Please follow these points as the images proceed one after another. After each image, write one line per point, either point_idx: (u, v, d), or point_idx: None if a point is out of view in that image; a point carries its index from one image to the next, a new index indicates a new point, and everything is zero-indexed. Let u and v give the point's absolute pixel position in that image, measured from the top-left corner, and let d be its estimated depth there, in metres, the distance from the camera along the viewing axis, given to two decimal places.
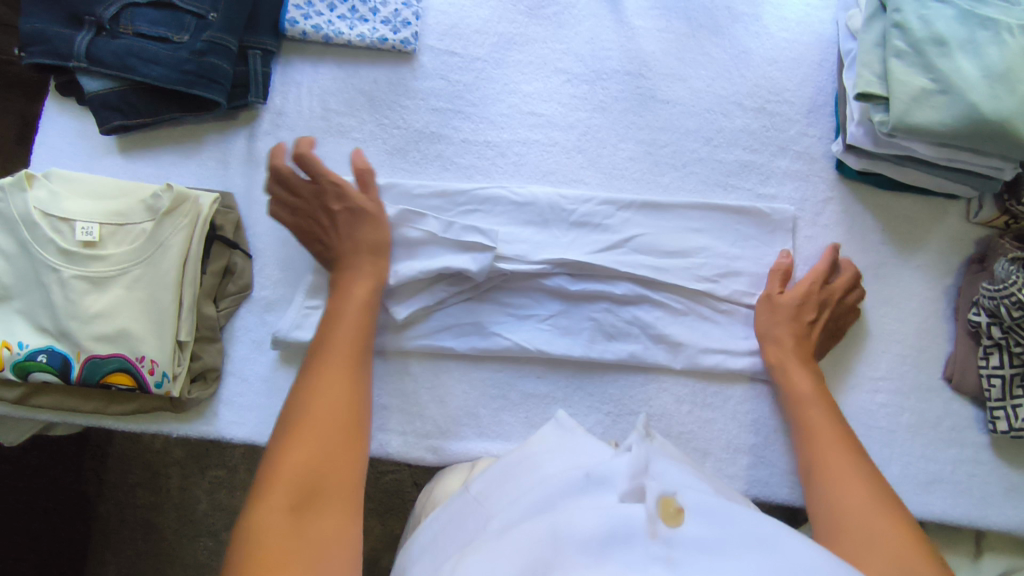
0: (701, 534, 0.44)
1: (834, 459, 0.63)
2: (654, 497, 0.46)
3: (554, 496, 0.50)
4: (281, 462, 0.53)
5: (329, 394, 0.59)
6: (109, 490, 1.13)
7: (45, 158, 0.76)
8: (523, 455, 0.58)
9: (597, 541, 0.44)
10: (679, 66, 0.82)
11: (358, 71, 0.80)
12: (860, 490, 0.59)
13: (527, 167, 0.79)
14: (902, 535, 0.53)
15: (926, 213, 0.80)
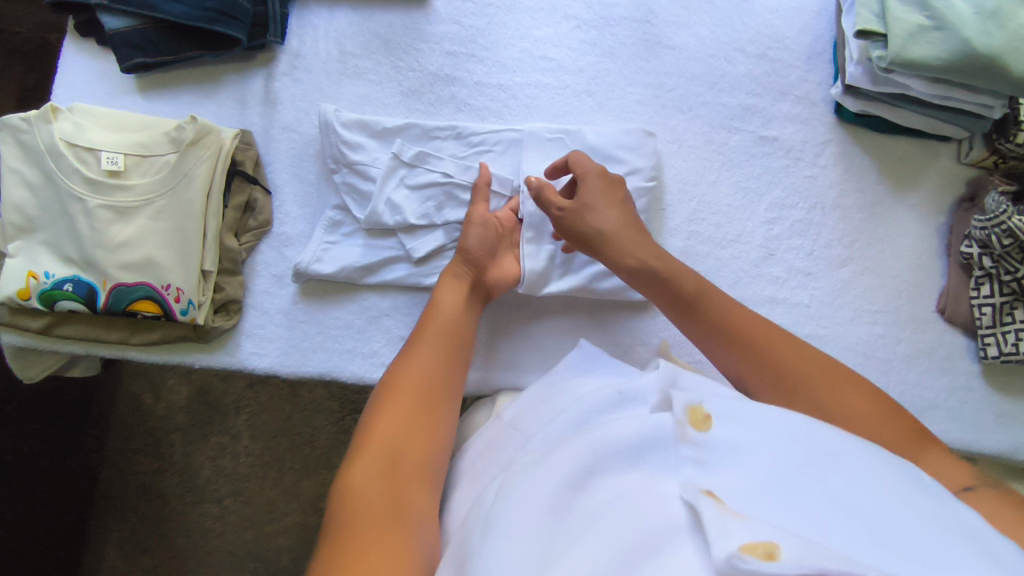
0: (729, 438, 0.43)
1: (790, 366, 0.56)
2: (681, 406, 0.45)
3: (589, 412, 0.52)
4: (381, 422, 0.53)
5: (425, 365, 0.58)
6: (111, 456, 1.12)
7: (65, 97, 0.76)
8: (551, 385, 0.60)
9: (630, 449, 0.45)
10: (684, 14, 0.85)
11: (373, 15, 0.81)
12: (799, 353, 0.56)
13: (539, 109, 0.81)
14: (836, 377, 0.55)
15: (919, 154, 0.84)
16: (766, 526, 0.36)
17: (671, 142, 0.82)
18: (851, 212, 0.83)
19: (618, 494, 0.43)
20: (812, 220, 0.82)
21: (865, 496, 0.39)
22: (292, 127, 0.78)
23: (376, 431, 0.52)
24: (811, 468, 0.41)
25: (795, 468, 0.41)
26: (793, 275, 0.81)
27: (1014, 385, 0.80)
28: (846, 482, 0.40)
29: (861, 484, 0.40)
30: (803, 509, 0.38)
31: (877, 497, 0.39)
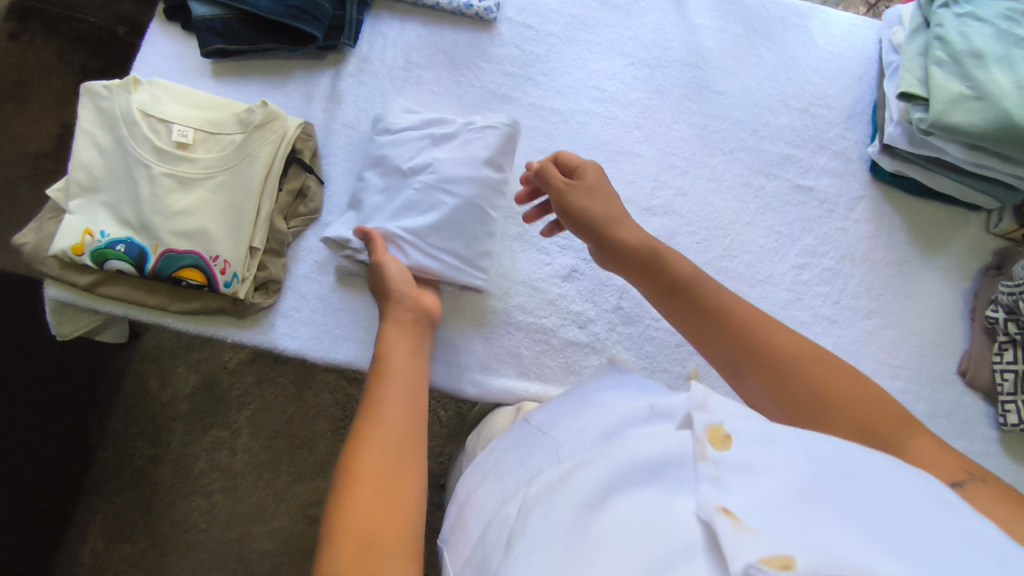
0: (748, 458, 0.43)
1: (812, 377, 0.56)
2: (702, 424, 0.45)
3: (617, 425, 0.52)
4: (349, 535, 0.46)
5: (384, 449, 0.52)
6: (110, 437, 1.12)
7: (143, 73, 0.80)
8: (582, 396, 0.61)
9: (649, 465, 0.45)
10: (733, 63, 0.90)
11: (441, 31, 0.86)
12: (809, 366, 0.56)
13: (586, 135, 0.85)
14: (873, 408, 0.54)
15: (949, 220, 0.87)
16: (780, 540, 0.37)
17: (711, 180, 0.85)
18: (879, 266, 0.85)
19: (636, 515, 0.42)
20: (840, 270, 0.84)
21: (885, 509, 0.40)
22: (352, 125, 0.82)
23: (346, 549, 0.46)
24: (834, 485, 0.42)
25: (819, 484, 0.42)
26: (819, 321, 0.82)
27: None
28: (865, 497, 0.41)
29: (887, 505, 0.40)
30: (824, 530, 0.38)
31: (909, 517, 0.39)
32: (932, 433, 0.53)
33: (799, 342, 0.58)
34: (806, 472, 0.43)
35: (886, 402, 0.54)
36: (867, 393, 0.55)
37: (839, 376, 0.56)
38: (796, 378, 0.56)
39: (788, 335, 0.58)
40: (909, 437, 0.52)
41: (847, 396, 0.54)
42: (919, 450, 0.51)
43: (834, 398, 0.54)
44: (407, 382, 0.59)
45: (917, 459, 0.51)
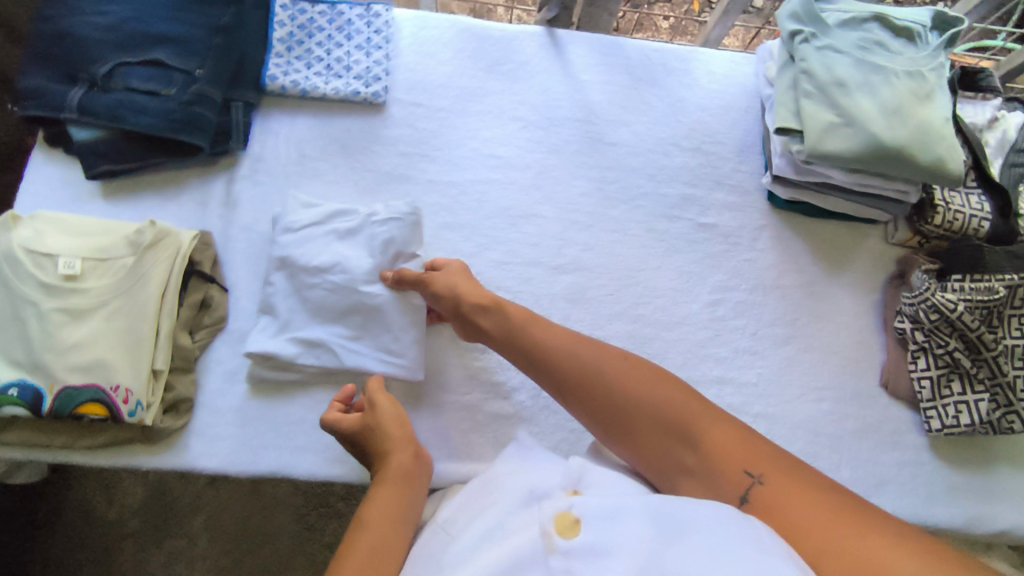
0: (594, 541, 0.43)
1: (625, 399, 0.59)
2: (550, 514, 0.46)
3: (502, 516, 0.51)
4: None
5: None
6: (51, 571, 1.04)
7: (28, 203, 0.79)
8: (484, 480, 0.59)
9: (502, 572, 0.43)
10: (623, 114, 0.92)
11: (332, 121, 0.87)
12: (627, 391, 0.60)
13: (488, 203, 0.86)
14: (676, 408, 0.57)
15: (849, 236, 0.89)
16: None
17: (616, 231, 0.86)
18: (790, 291, 0.87)
19: None
20: (753, 301, 0.86)
21: None
22: (251, 227, 0.81)
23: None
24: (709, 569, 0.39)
25: (689, 572, 0.39)
26: (739, 354, 0.83)
27: (962, 458, 0.81)
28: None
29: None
30: None
31: None
32: (736, 420, 0.56)
33: (662, 391, 0.59)
34: (663, 555, 0.41)
35: (687, 398, 0.58)
36: (711, 430, 0.55)
37: (690, 424, 0.56)
38: (610, 403, 0.60)
39: (614, 360, 0.62)
40: (708, 425, 0.55)
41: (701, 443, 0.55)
42: (715, 440, 0.54)
43: (648, 413, 0.58)
44: (375, 538, 0.55)
45: (712, 450, 0.54)
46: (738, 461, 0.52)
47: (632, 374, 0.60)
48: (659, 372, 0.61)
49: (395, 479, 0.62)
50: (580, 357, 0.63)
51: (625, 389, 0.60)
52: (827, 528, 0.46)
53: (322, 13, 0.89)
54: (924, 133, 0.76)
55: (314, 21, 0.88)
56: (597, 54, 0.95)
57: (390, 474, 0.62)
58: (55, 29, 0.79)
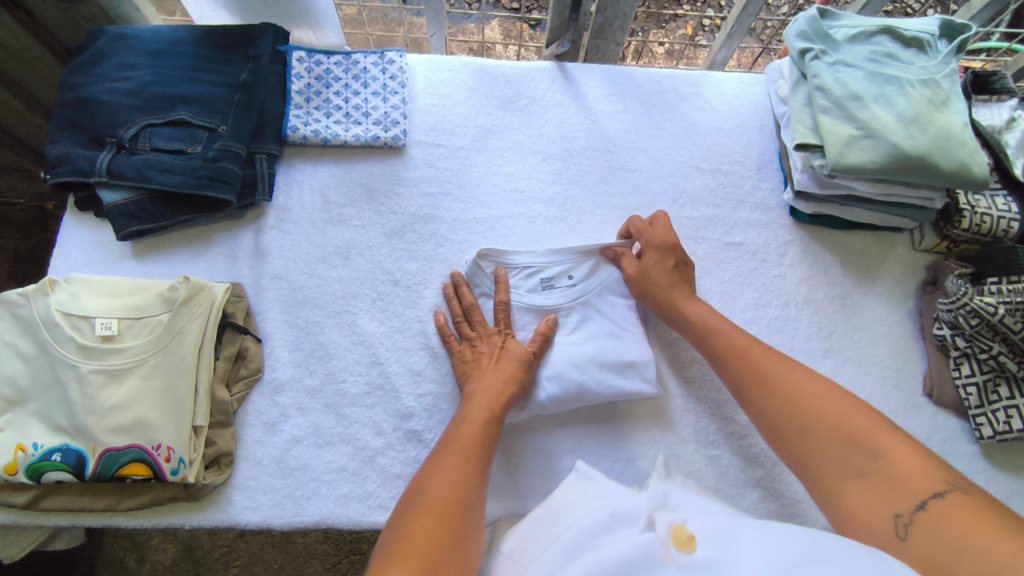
0: (713, 557, 0.42)
1: (773, 374, 0.67)
2: (666, 529, 0.46)
3: (581, 539, 0.50)
4: (410, 532, 0.54)
5: (458, 470, 0.61)
6: None
7: (61, 267, 0.79)
8: (551, 511, 0.58)
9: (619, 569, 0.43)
10: (641, 140, 0.93)
11: (354, 167, 0.88)
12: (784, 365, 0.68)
13: (514, 237, 0.86)
14: (818, 393, 0.63)
15: (876, 246, 0.89)
16: None
17: None
18: (822, 304, 0.86)
19: None
20: (787, 315, 0.85)
21: None
22: (280, 276, 0.82)
23: (413, 537, 0.53)
24: (798, 563, 0.40)
25: (781, 565, 0.40)
26: None
27: (1019, 463, 0.79)
28: None
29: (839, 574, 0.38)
30: None
31: None
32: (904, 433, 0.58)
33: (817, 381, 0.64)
34: (774, 559, 0.41)
35: (832, 389, 0.63)
36: (850, 414, 0.60)
37: (836, 404, 0.61)
38: (758, 376, 0.68)
39: (762, 348, 0.71)
40: (851, 413, 0.60)
41: (836, 421, 0.60)
42: (858, 424, 0.59)
43: (789, 390, 0.65)
44: (474, 437, 0.65)
45: (856, 429, 0.59)
46: (869, 433, 0.58)
47: (790, 366, 0.67)
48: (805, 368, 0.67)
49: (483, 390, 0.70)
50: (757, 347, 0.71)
51: (766, 362, 0.69)
52: (975, 525, 0.47)
53: (338, 64, 0.90)
54: (945, 140, 0.76)
55: (331, 72, 0.90)
56: (610, 83, 0.96)
57: (487, 381, 0.71)
58: (83, 98, 0.80)
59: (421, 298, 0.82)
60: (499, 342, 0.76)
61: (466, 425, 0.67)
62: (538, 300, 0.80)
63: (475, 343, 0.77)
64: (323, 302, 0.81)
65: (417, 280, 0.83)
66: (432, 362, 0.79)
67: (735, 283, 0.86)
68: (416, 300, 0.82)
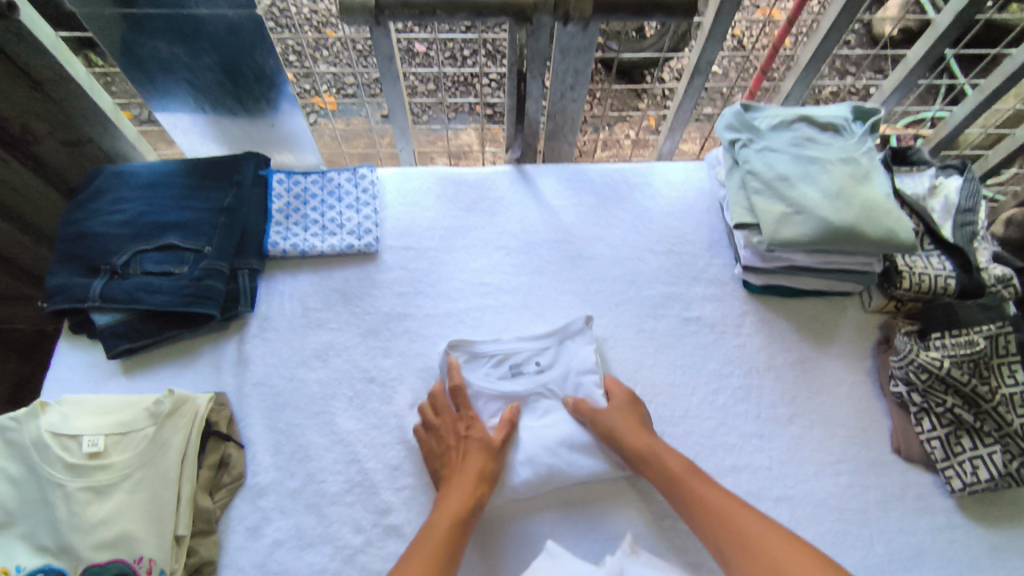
0: None
1: (716, 505, 0.70)
2: None
3: None
4: None
5: None
6: None
7: (54, 389, 0.84)
8: None
9: None
10: (597, 229, 1.00)
11: (331, 274, 0.95)
12: (726, 500, 0.71)
13: (483, 328, 0.91)
14: (758, 531, 0.67)
15: (829, 311, 0.94)
16: None
17: (607, 337, 0.91)
18: (783, 371, 0.90)
19: None
20: (749, 384, 0.89)
21: None
22: (263, 382, 0.86)
23: None
24: None
25: None
26: (748, 441, 0.85)
27: (996, 515, 0.79)
28: None
29: None
30: None
31: None
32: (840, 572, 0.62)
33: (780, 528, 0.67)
34: None
35: (774, 527, 0.67)
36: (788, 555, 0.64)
37: (779, 543, 0.65)
38: (699, 507, 0.71)
39: (701, 477, 0.74)
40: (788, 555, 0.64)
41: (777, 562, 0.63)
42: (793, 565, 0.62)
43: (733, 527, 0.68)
44: (437, 543, 0.67)
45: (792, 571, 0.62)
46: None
47: (732, 501, 0.71)
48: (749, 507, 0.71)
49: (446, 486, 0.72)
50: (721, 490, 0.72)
51: (707, 495, 0.72)
52: None
53: (315, 182, 1.00)
54: (869, 211, 0.83)
55: (308, 189, 0.99)
56: (565, 181, 1.04)
57: (456, 485, 0.73)
58: (80, 232, 0.88)
59: (397, 393, 0.86)
60: (466, 433, 0.78)
61: (431, 535, 0.68)
62: (507, 388, 0.84)
63: (443, 432, 0.79)
64: (304, 404, 0.85)
65: (393, 376, 0.87)
66: (408, 455, 0.82)
67: (697, 355, 0.90)
68: (392, 395, 0.86)
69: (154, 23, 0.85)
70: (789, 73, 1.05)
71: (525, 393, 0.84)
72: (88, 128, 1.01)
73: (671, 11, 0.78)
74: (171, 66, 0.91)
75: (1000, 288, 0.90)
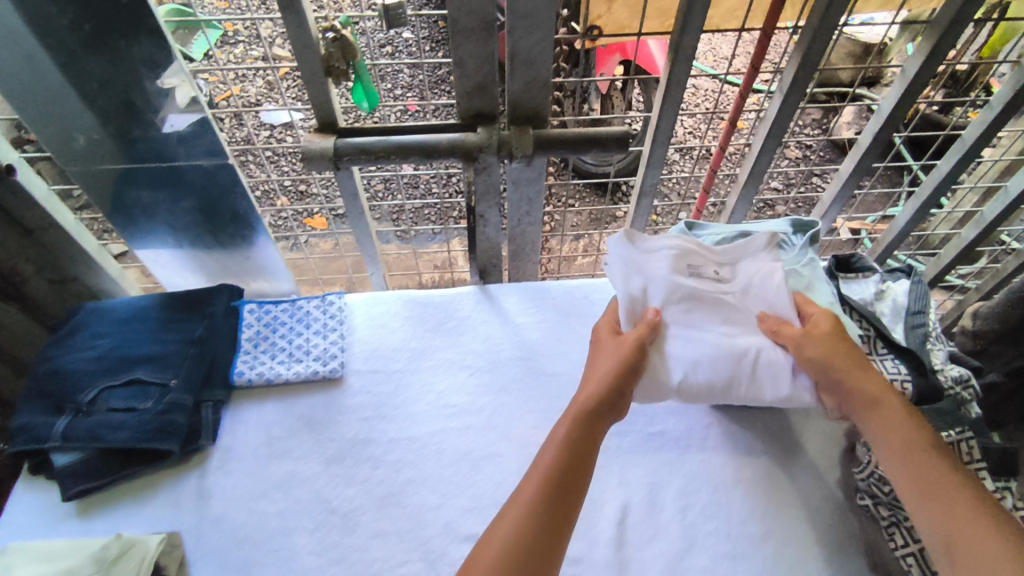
0: None
1: (896, 436, 0.70)
2: None
3: None
4: None
5: (525, 504, 0.67)
6: None
7: (6, 535, 0.82)
8: None
9: None
10: (560, 345, 1.02)
11: (296, 401, 0.95)
12: (931, 453, 0.69)
13: (448, 451, 0.91)
14: (942, 483, 0.67)
15: (791, 420, 0.94)
16: None
17: None
18: (751, 484, 0.88)
19: None
20: (719, 500, 0.87)
21: None
22: (220, 519, 0.84)
23: None
24: None
25: None
26: (721, 562, 0.82)
27: None
28: None
29: None
30: None
31: None
32: None
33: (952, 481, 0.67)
34: None
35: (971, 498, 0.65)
36: (982, 543, 0.62)
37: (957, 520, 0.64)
38: (877, 425, 0.72)
39: (891, 402, 0.73)
40: (972, 529, 0.63)
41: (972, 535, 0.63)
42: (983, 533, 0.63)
43: (934, 477, 0.67)
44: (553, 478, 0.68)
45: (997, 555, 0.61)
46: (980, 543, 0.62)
47: (930, 453, 0.69)
48: (945, 452, 0.69)
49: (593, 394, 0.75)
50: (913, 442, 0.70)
51: (911, 456, 0.69)
52: None
53: (285, 310, 1.04)
54: None
55: (279, 318, 1.02)
56: (527, 299, 1.08)
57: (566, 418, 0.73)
58: (51, 369, 0.90)
59: (357, 524, 0.84)
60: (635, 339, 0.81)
61: (546, 457, 0.71)
62: (688, 286, 0.89)
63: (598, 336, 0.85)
64: (261, 540, 0.82)
65: (354, 506, 0.86)
66: None
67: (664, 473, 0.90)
68: (353, 527, 0.84)
69: (136, 175, 0.90)
70: (731, 191, 1.10)
71: (708, 294, 0.89)
72: (73, 267, 1.06)
73: (607, 147, 0.84)
74: (152, 210, 0.96)
75: (959, 389, 0.91)
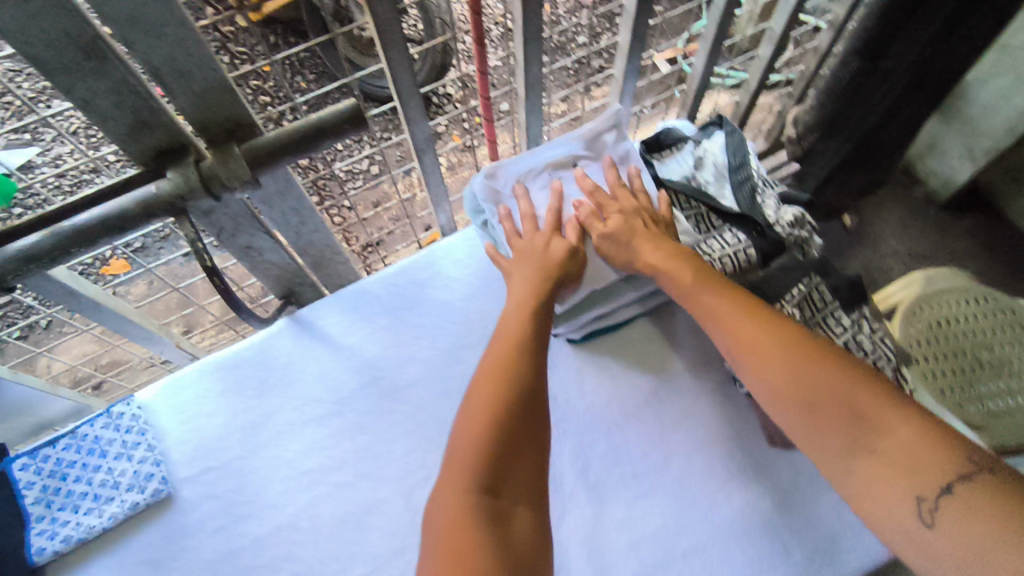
0: None
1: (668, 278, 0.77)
2: None
3: None
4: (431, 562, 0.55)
5: (463, 450, 0.63)
6: None
7: None
8: None
9: None
10: (401, 349, 0.90)
11: (127, 546, 0.79)
12: (687, 269, 0.76)
13: (323, 521, 0.79)
14: (714, 300, 0.72)
15: (658, 328, 0.90)
16: None
17: None
18: (640, 411, 0.84)
19: None
20: (614, 443, 0.82)
21: None
22: None
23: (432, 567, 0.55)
24: None
25: None
26: (635, 506, 0.78)
27: None
28: None
29: None
30: None
31: None
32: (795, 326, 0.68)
33: (774, 332, 0.67)
34: None
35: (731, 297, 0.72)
36: (747, 325, 0.69)
37: (734, 318, 0.70)
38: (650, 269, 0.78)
39: (649, 246, 0.80)
40: (744, 323, 0.69)
41: (744, 325, 0.69)
42: (750, 326, 0.69)
43: (705, 298, 0.73)
44: (475, 410, 0.65)
45: (765, 334, 0.67)
46: (758, 329, 0.68)
47: (687, 267, 0.76)
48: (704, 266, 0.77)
49: (516, 350, 0.70)
50: (739, 319, 0.69)
51: (674, 272, 0.76)
52: (833, 383, 0.62)
53: (67, 446, 0.80)
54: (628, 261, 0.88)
55: (62, 459, 0.79)
56: (349, 310, 0.93)
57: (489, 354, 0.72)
58: None
59: None
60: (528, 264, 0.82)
61: (469, 403, 0.67)
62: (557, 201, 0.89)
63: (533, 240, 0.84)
64: None
65: None
66: None
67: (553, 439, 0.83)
68: None
69: None
70: (517, 107, 0.96)
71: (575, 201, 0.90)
72: None
73: (341, 131, 0.67)
74: None
75: (796, 232, 0.87)
